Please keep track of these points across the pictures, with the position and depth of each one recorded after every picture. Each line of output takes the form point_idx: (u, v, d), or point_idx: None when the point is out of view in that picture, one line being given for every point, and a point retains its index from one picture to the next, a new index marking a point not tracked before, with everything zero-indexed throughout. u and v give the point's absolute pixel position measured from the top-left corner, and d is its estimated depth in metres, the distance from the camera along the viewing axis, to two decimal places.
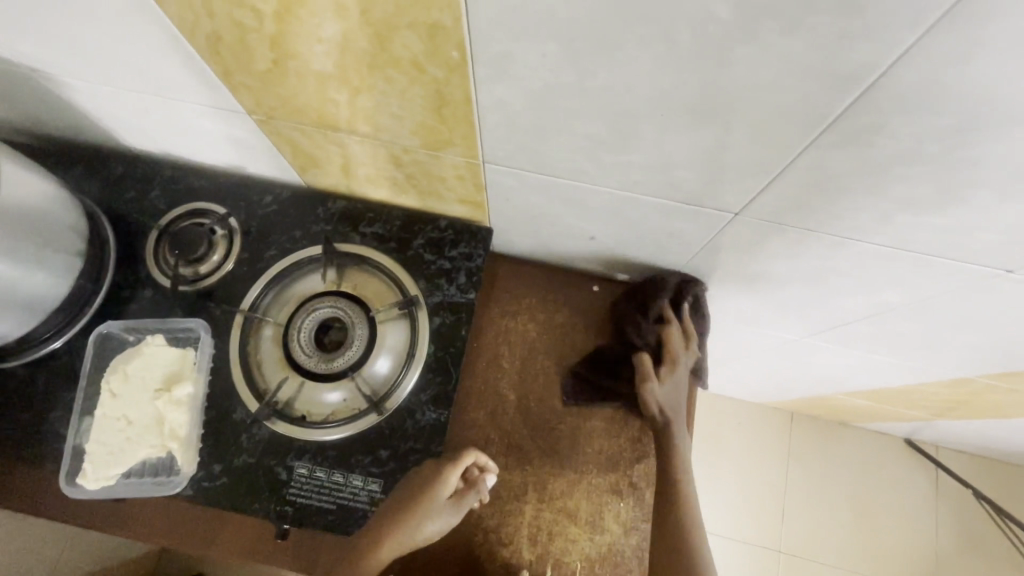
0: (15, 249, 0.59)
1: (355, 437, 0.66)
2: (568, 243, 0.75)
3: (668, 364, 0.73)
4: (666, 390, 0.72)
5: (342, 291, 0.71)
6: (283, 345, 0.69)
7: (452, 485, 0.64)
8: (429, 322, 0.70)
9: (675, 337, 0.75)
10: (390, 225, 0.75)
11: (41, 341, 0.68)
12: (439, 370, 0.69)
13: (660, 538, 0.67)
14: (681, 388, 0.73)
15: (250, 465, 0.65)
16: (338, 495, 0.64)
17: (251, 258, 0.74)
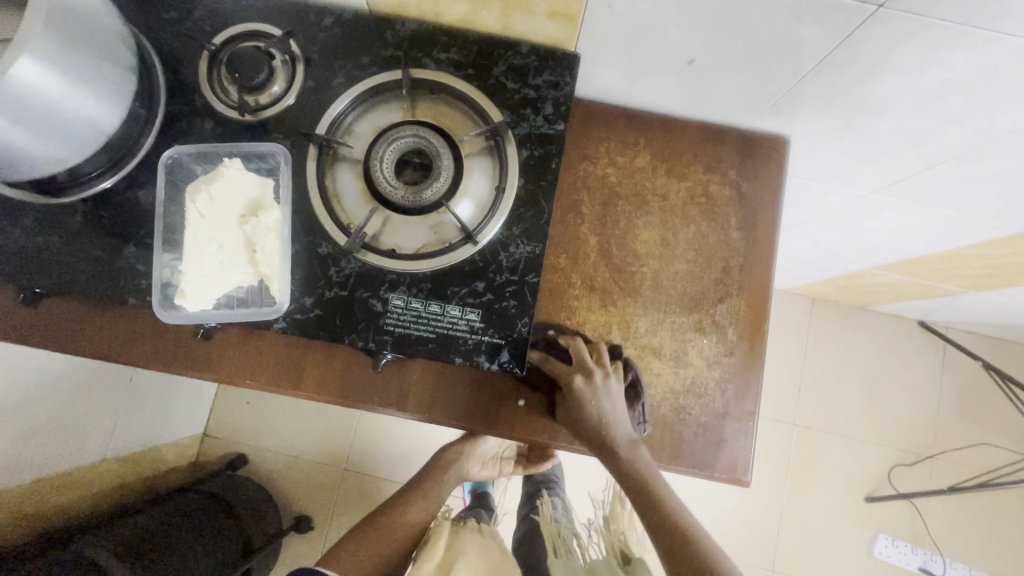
0: (83, 62, 0.54)
1: (449, 270, 0.64)
2: (659, 73, 0.70)
3: (584, 378, 0.68)
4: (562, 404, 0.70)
5: (423, 122, 0.66)
6: (364, 178, 0.65)
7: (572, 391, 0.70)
8: (517, 153, 0.66)
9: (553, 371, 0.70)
10: (466, 52, 0.68)
11: (89, 179, 0.63)
12: (531, 202, 0.66)
13: (667, 555, 0.64)
14: (618, 407, 0.69)
15: (344, 297, 0.63)
16: (437, 324, 0.63)
17: (317, 87, 0.67)
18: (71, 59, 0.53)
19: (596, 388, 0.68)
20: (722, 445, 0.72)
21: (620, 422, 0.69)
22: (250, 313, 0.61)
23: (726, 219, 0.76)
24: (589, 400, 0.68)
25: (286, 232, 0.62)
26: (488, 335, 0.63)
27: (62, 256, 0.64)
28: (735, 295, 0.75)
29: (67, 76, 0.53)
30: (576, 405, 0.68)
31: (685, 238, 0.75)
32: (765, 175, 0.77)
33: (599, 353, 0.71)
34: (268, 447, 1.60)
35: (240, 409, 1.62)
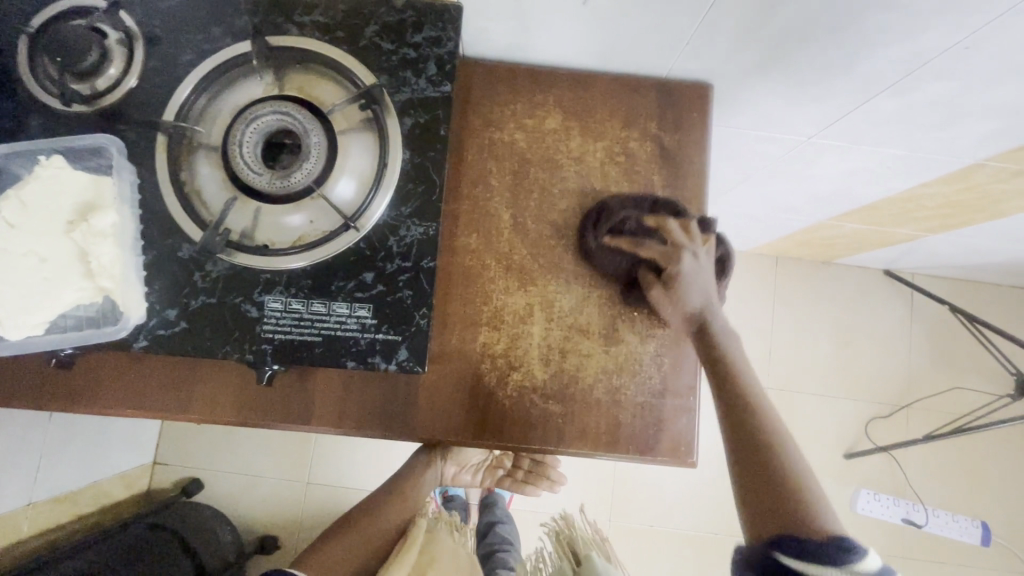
0: None
1: (333, 261, 0.57)
2: (555, 18, 0.62)
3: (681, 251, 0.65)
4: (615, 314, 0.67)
5: (287, 96, 0.58)
6: (224, 166, 0.57)
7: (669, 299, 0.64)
8: (398, 121, 0.58)
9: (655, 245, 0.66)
10: (332, 12, 0.60)
11: None
12: (420, 176, 0.58)
13: (753, 490, 0.52)
14: (704, 282, 0.65)
15: (212, 306, 0.55)
16: (323, 325, 0.56)
17: (162, 66, 0.58)
18: None
19: (687, 254, 0.65)
20: (664, 426, 0.65)
21: (706, 289, 0.64)
22: (95, 336, 0.53)
23: (649, 177, 0.69)
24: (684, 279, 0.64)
25: (128, 237, 0.53)
26: (382, 332, 0.56)
27: None
28: None
29: None
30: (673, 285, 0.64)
31: (606, 201, 0.68)
32: (688, 125, 0.70)
33: (691, 230, 0.66)
34: (225, 468, 1.52)
35: (191, 432, 1.53)
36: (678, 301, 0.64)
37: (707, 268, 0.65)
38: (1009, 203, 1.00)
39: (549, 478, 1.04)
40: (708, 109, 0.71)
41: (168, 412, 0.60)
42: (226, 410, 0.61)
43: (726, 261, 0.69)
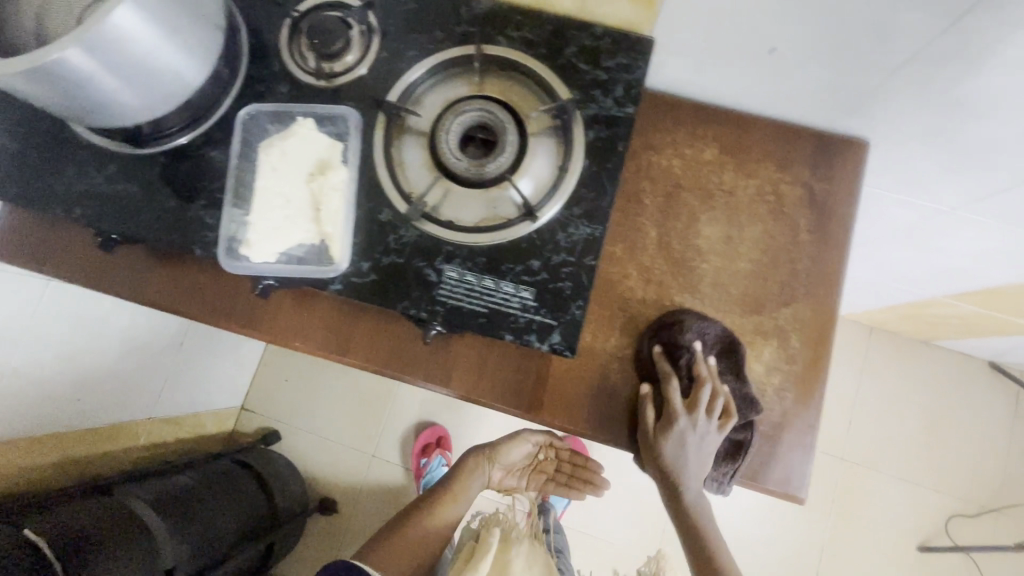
0: (172, 21, 0.55)
1: (507, 244, 0.63)
2: (738, 60, 0.67)
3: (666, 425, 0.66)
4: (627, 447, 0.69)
5: (491, 96, 0.66)
6: (430, 149, 0.65)
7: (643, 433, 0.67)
8: (583, 133, 0.65)
9: (671, 406, 0.66)
10: (539, 30, 0.68)
11: (167, 134, 0.66)
12: (594, 184, 0.64)
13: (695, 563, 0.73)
14: (701, 450, 0.67)
15: (400, 265, 0.63)
16: (489, 299, 0.62)
17: (390, 58, 0.68)
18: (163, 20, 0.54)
19: (688, 423, 0.66)
20: (776, 458, 0.68)
21: (693, 461, 0.67)
22: (311, 272, 0.61)
23: (796, 220, 0.72)
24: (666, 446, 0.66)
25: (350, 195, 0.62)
26: (540, 315, 0.62)
27: (137, 205, 0.66)
28: (801, 301, 0.70)
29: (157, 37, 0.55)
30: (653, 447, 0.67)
31: (750, 236, 0.72)
32: (841, 177, 0.73)
33: (698, 400, 0.66)
34: (303, 427, 1.63)
35: (279, 386, 1.66)
36: (661, 462, 0.67)
37: (705, 443, 0.67)
38: None
39: (591, 483, 1.15)
40: (864, 164, 0.73)
41: (331, 350, 0.69)
42: (380, 358, 0.69)
43: (744, 446, 0.68)
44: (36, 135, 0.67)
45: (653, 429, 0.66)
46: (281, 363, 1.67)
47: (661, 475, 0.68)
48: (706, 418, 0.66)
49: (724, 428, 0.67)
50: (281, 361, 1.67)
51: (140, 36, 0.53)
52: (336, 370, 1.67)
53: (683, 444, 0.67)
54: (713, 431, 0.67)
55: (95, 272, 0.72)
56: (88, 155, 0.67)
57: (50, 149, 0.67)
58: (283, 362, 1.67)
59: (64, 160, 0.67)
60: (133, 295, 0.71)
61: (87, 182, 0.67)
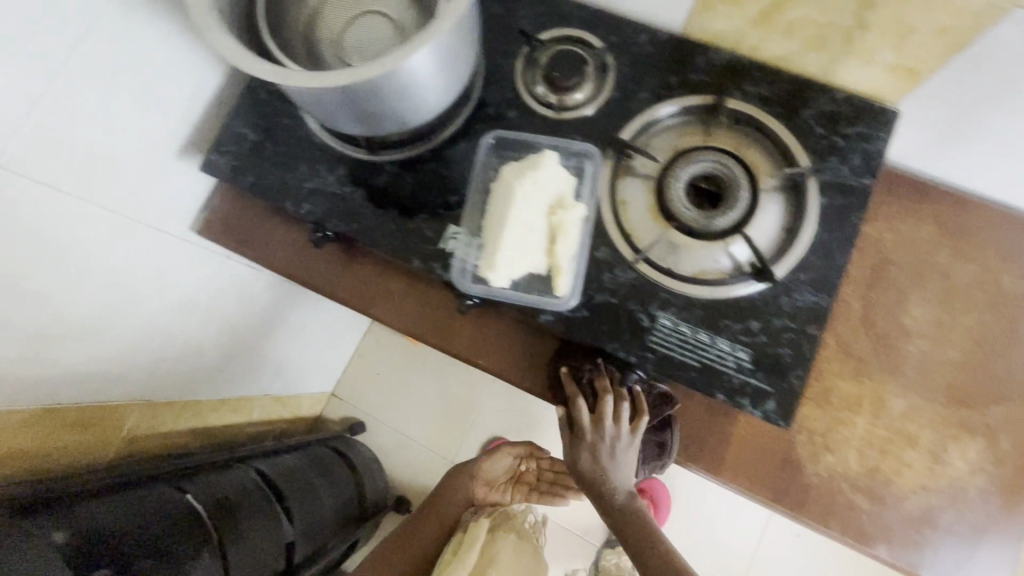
0: (448, 53, 0.57)
1: (726, 301, 0.63)
2: (988, 144, 0.64)
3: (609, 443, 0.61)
4: (608, 476, 0.61)
5: (724, 149, 0.65)
6: (656, 193, 0.65)
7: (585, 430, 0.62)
8: (817, 199, 0.63)
9: (583, 411, 0.62)
10: (777, 88, 0.67)
11: (397, 145, 0.68)
12: (824, 252, 0.62)
13: None
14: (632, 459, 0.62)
15: (614, 304, 0.63)
16: (703, 354, 0.61)
17: (621, 98, 0.68)
18: (442, 52, 0.56)
19: (609, 437, 0.61)
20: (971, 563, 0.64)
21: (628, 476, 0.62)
22: (535, 301, 0.61)
23: (1016, 314, 0.68)
24: (582, 457, 0.62)
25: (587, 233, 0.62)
26: (756, 378, 0.60)
27: (362, 209, 0.68)
28: (1014, 400, 0.67)
29: (431, 67, 0.56)
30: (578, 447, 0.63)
31: (963, 323, 0.69)
32: None
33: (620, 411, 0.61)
34: (387, 422, 1.66)
35: (369, 379, 1.69)
36: (599, 474, 0.61)
37: (628, 463, 0.62)
38: None
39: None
40: None
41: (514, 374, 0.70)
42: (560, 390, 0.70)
43: (665, 446, 0.67)
44: (275, 130, 0.71)
45: (587, 439, 0.62)
46: (373, 357, 1.71)
47: (616, 500, 0.61)
48: (626, 430, 0.61)
49: (636, 430, 0.61)
50: (373, 355, 1.71)
51: (426, 61, 0.55)
52: (425, 371, 1.68)
53: (616, 456, 0.61)
54: (627, 444, 0.61)
55: (301, 257, 0.77)
56: (320, 155, 0.70)
57: (286, 146, 0.70)
58: (375, 356, 1.70)
59: (297, 157, 0.70)
60: (328, 290, 0.74)
61: (315, 181, 0.70)
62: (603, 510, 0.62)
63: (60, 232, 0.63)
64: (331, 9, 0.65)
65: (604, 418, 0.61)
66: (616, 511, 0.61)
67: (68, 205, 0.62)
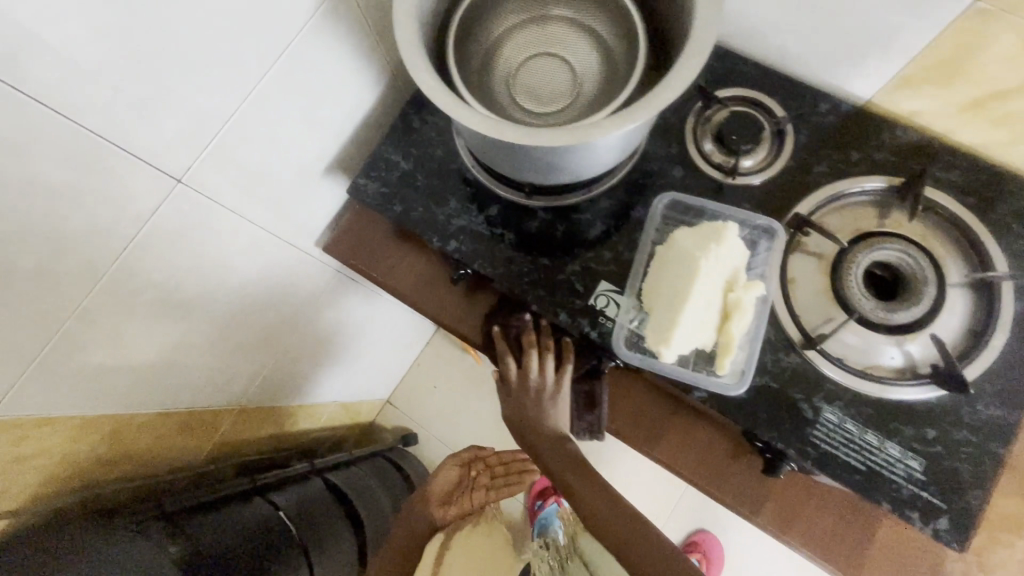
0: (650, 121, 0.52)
1: (899, 403, 0.58)
2: None
3: (535, 391, 0.65)
4: (524, 414, 0.67)
5: (910, 239, 0.61)
6: (830, 276, 0.61)
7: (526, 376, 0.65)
8: (1012, 305, 0.58)
9: (509, 366, 0.66)
10: (971, 178, 0.62)
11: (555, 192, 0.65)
12: (1014, 363, 0.58)
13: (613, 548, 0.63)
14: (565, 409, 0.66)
15: (775, 389, 0.59)
16: (870, 457, 0.57)
17: (796, 168, 0.65)
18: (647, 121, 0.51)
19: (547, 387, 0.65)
20: None
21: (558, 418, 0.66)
22: (696, 376, 0.58)
23: None
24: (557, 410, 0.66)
25: (764, 314, 0.57)
26: (928, 493, 0.56)
27: (510, 253, 0.66)
28: None
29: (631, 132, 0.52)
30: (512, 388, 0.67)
31: None
32: None
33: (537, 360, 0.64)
34: (438, 436, 1.64)
35: (425, 390, 1.68)
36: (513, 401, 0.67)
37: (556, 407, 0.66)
38: None
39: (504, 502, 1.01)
40: None
41: (640, 441, 0.68)
42: (688, 465, 0.66)
43: (595, 398, 0.67)
44: (428, 161, 0.69)
45: (513, 390, 0.67)
46: (431, 368, 1.69)
47: (568, 461, 0.65)
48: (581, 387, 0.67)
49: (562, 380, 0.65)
50: (431, 366, 1.69)
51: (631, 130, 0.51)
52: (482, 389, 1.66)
53: (544, 406, 0.66)
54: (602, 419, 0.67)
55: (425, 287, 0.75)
56: (470, 192, 0.68)
57: (437, 178, 0.69)
58: (434, 368, 1.69)
59: (447, 192, 0.68)
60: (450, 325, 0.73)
61: (464, 219, 0.68)
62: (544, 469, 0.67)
63: (216, 248, 0.63)
64: (512, 44, 0.63)
65: (534, 362, 0.64)
66: (575, 476, 0.65)
67: (228, 223, 0.62)
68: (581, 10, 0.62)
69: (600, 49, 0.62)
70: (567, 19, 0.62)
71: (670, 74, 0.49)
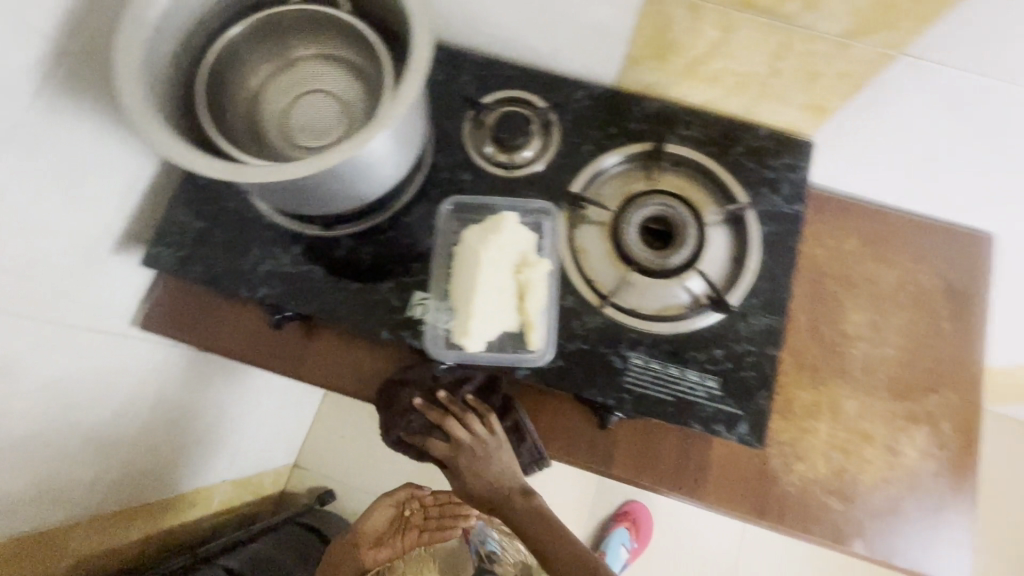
0: (403, 127, 0.56)
1: (690, 333, 0.66)
2: (893, 164, 0.72)
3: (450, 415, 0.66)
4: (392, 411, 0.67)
5: (669, 192, 0.70)
6: (612, 239, 0.68)
7: (184, 314, 0.72)
8: (756, 229, 0.68)
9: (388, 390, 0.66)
10: (707, 130, 0.72)
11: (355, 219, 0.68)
12: (770, 276, 0.67)
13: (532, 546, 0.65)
14: (227, 330, 0.71)
15: (587, 350, 0.65)
16: (675, 387, 0.64)
17: (567, 151, 0.72)
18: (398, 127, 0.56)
19: (216, 321, 0.71)
20: (935, 545, 0.70)
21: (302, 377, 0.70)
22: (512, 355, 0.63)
23: (935, 309, 0.76)
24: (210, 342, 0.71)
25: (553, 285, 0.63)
26: (727, 404, 0.64)
27: (323, 286, 0.67)
28: (945, 387, 0.74)
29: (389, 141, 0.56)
30: (212, 342, 0.71)
31: (894, 323, 0.76)
32: (973, 272, 0.77)
33: (197, 303, 0.71)
34: (356, 486, 1.59)
35: (332, 444, 1.62)
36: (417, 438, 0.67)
37: (216, 334, 0.71)
38: None
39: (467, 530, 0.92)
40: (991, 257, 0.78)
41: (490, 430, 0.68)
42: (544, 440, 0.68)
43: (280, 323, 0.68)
44: (222, 215, 0.69)
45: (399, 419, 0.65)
46: (334, 419, 1.64)
47: (535, 516, 0.65)
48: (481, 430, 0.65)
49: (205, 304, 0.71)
50: (334, 417, 1.64)
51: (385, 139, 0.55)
52: None
53: (491, 455, 0.66)
54: (498, 445, 0.66)
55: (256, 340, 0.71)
56: (271, 236, 0.68)
57: (234, 230, 0.68)
58: (336, 418, 1.63)
59: (247, 241, 0.68)
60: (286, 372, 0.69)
61: (269, 263, 0.68)
62: (463, 490, 0.66)
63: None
64: (273, 92, 0.65)
65: (161, 297, 0.72)
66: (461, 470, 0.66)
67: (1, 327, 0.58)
68: (324, 43, 0.64)
69: (356, 76, 0.65)
70: (316, 54, 0.65)
71: (399, 89, 0.53)
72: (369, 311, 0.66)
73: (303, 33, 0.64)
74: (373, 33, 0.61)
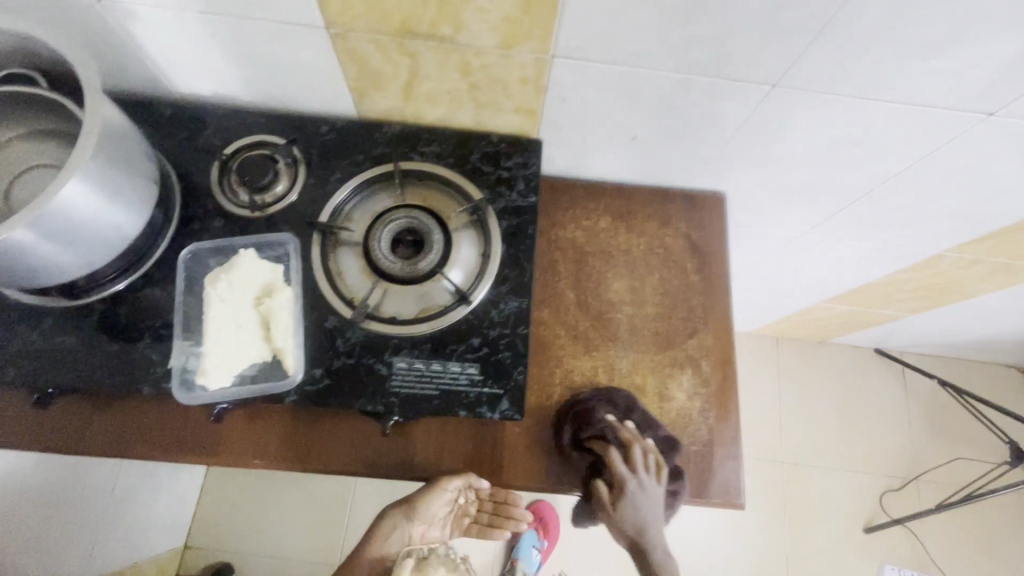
0: (103, 178, 0.59)
1: (447, 329, 0.71)
2: (612, 149, 0.81)
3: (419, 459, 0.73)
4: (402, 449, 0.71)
5: (414, 204, 0.76)
6: (366, 256, 0.73)
7: None
8: (497, 224, 0.76)
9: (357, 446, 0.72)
10: (445, 144, 0.79)
11: (105, 281, 0.69)
12: (514, 263, 0.74)
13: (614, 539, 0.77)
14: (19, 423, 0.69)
15: (352, 364, 0.68)
16: (439, 381, 0.69)
17: (316, 183, 0.76)
18: (95, 179, 0.58)
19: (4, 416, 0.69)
20: (714, 473, 0.77)
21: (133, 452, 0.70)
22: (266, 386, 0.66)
23: (683, 265, 0.86)
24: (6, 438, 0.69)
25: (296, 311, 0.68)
26: (488, 387, 0.69)
27: (79, 354, 0.67)
28: (702, 331, 0.83)
29: (89, 193, 0.58)
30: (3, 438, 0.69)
31: (650, 283, 0.85)
32: (710, 227, 0.88)
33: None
34: (256, 552, 1.53)
35: (225, 514, 1.55)
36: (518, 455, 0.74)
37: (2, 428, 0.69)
38: (972, 285, 1.17)
39: (515, 516, 0.83)
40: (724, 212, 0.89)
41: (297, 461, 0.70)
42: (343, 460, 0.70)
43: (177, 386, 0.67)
44: None
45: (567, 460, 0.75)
46: (223, 488, 1.57)
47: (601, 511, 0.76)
48: (648, 477, 0.74)
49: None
50: (222, 485, 1.58)
51: (81, 191, 0.57)
52: (286, 482, 1.59)
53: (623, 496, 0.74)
54: (643, 486, 0.74)
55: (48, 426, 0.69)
56: (20, 316, 0.68)
57: None
58: (225, 486, 1.58)
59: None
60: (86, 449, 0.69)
61: (19, 343, 0.67)
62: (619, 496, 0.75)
63: None
64: None
65: None
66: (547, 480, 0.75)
67: None
68: (30, 122, 0.66)
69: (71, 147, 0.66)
70: (25, 133, 0.66)
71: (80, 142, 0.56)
72: (129, 369, 0.67)
73: (6, 114, 0.65)
74: (72, 104, 0.63)
